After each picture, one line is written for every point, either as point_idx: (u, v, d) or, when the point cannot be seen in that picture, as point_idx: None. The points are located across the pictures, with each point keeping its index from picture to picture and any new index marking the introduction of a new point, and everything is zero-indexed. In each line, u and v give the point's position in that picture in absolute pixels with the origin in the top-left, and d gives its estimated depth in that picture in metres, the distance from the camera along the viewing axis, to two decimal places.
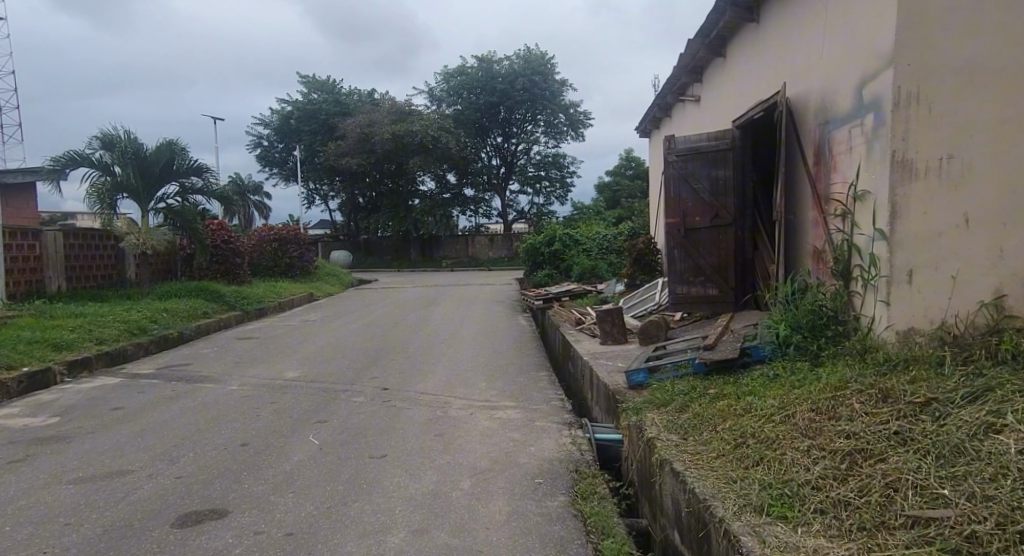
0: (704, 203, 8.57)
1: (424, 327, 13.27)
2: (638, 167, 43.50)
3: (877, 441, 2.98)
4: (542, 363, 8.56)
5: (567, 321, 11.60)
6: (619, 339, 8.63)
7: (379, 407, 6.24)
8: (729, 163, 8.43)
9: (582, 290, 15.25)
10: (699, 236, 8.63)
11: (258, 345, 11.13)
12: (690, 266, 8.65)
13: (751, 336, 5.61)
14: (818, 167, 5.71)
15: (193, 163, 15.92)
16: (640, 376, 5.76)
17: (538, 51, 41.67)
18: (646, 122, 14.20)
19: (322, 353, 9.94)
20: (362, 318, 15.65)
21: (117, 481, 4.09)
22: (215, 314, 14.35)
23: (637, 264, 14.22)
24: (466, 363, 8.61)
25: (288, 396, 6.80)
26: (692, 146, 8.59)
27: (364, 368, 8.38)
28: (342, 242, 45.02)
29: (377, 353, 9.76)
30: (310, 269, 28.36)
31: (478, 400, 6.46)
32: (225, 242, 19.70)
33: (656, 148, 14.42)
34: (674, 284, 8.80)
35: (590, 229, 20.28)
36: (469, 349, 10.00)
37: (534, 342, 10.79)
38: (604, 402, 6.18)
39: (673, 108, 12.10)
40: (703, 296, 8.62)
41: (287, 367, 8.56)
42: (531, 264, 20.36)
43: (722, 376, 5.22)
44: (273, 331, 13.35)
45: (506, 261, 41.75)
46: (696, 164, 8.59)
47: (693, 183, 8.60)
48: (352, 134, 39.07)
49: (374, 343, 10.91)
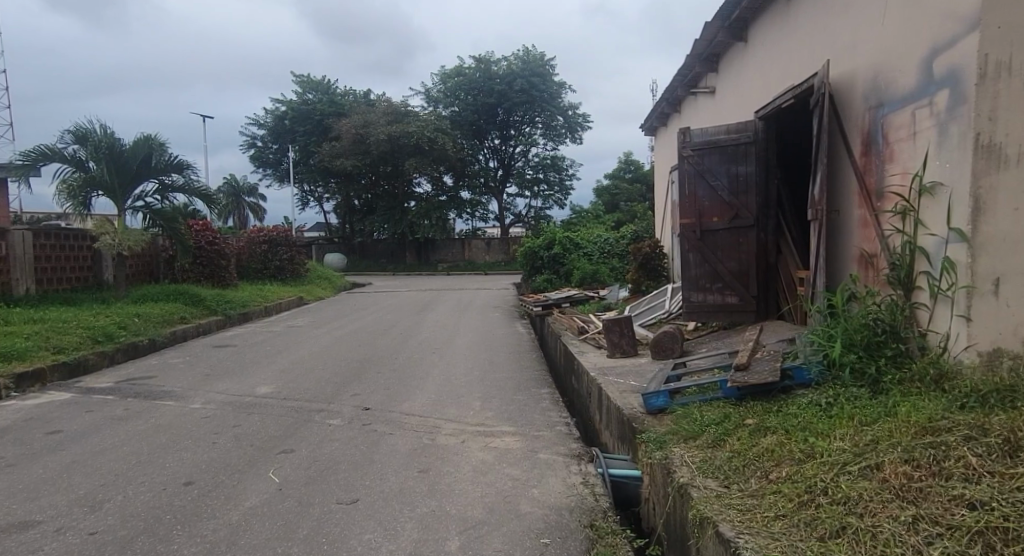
0: (722, 203, 7.80)
1: (416, 334, 12.45)
2: (638, 170, 42.82)
3: (1023, 518, 2.27)
4: (542, 379, 7.75)
5: (570, 330, 10.78)
6: (628, 352, 7.84)
7: (357, 433, 5.41)
8: (750, 158, 7.66)
9: (583, 296, 14.44)
10: (716, 239, 7.86)
11: (235, 354, 10.30)
12: (706, 272, 7.89)
13: (789, 354, 4.83)
14: (867, 157, 4.93)
15: (174, 160, 15.16)
16: (660, 401, 4.97)
17: (537, 51, 40.96)
18: (653, 118, 13.43)
19: (303, 363, 9.11)
20: (351, 324, 14.83)
21: (14, 539, 3.26)
22: (194, 320, 13.52)
23: (642, 269, 13.42)
24: (459, 378, 7.79)
25: (255, 417, 5.97)
26: (709, 140, 7.84)
27: (347, 383, 7.56)
28: (336, 244, 44.15)
29: (362, 365, 8.92)
30: (301, 272, 27.52)
31: (471, 424, 5.63)
32: (209, 243, 18.87)
33: (663, 146, 13.65)
34: (689, 291, 8.02)
35: (591, 232, 19.49)
36: (463, 360, 9.17)
37: (533, 353, 9.97)
38: (617, 428, 5.40)
39: (683, 102, 11.34)
40: (721, 304, 7.84)
41: (260, 380, 7.73)
42: (529, 267, 19.56)
43: (758, 403, 4.43)
44: (255, 338, 12.52)
45: (503, 265, 40.96)
46: (714, 159, 7.82)
47: (710, 180, 7.84)
48: (347, 134, 38.27)
49: (360, 353, 10.08)
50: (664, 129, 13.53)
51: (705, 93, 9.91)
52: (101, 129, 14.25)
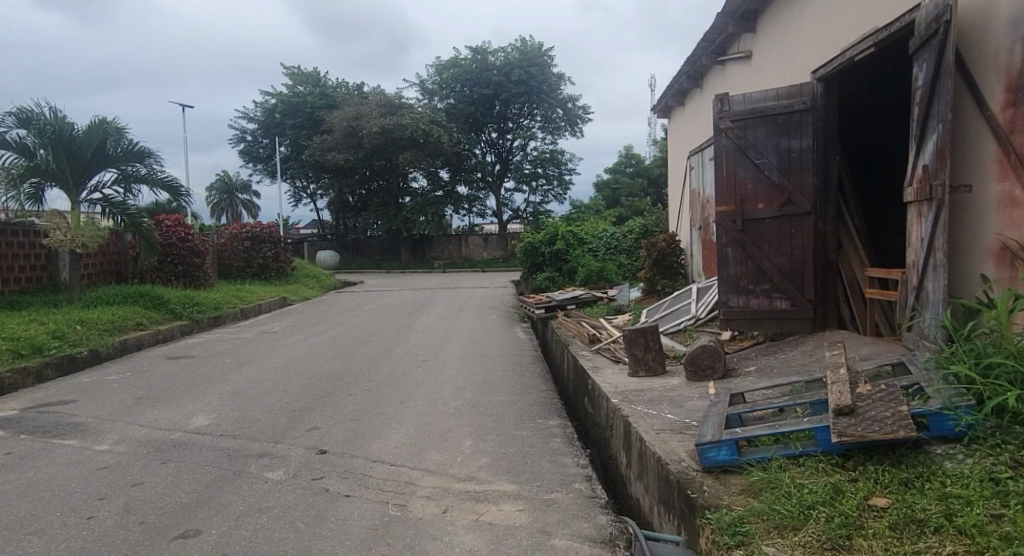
0: (769, 185, 6.37)
1: (403, 342, 10.99)
2: (639, 164, 41.23)
3: None
4: (549, 403, 6.30)
5: (579, 338, 9.35)
6: (656, 371, 6.39)
7: (301, 495, 3.94)
8: (806, 130, 6.20)
9: (590, 297, 12.98)
10: (762, 230, 6.42)
11: (188, 368, 8.83)
12: (748, 270, 6.50)
13: (912, 389, 3.35)
14: (1016, 108, 3.47)
15: (134, 147, 13.98)
16: (722, 456, 3.48)
17: (534, 42, 39.48)
18: (670, 95, 11.97)
19: (263, 381, 7.64)
20: (333, 329, 13.38)
21: None
22: (152, 326, 12.15)
23: (657, 266, 11.96)
24: (447, 404, 6.33)
25: (170, 466, 4.48)
26: (754, 109, 6.39)
27: (308, 411, 6.09)
28: (329, 242, 42.65)
29: (332, 383, 7.46)
30: (287, 270, 26.03)
31: (458, 479, 4.17)
32: (181, 240, 17.50)
33: (682, 126, 12.18)
34: (727, 294, 6.59)
35: (595, 227, 18.02)
36: (453, 377, 7.70)
37: (537, 367, 8.50)
38: (657, 486, 3.94)
39: (709, 72, 9.89)
40: (768, 309, 6.40)
41: (201, 407, 6.26)
42: (529, 265, 18.08)
43: (881, 469, 2.99)
44: (220, 347, 11.06)
45: (501, 262, 39.43)
46: (760, 131, 6.39)
47: (755, 157, 6.40)
48: (338, 127, 36.79)
49: (333, 367, 8.62)
50: (682, 109, 12.08)
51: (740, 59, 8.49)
52: (50, 111, 12.92)
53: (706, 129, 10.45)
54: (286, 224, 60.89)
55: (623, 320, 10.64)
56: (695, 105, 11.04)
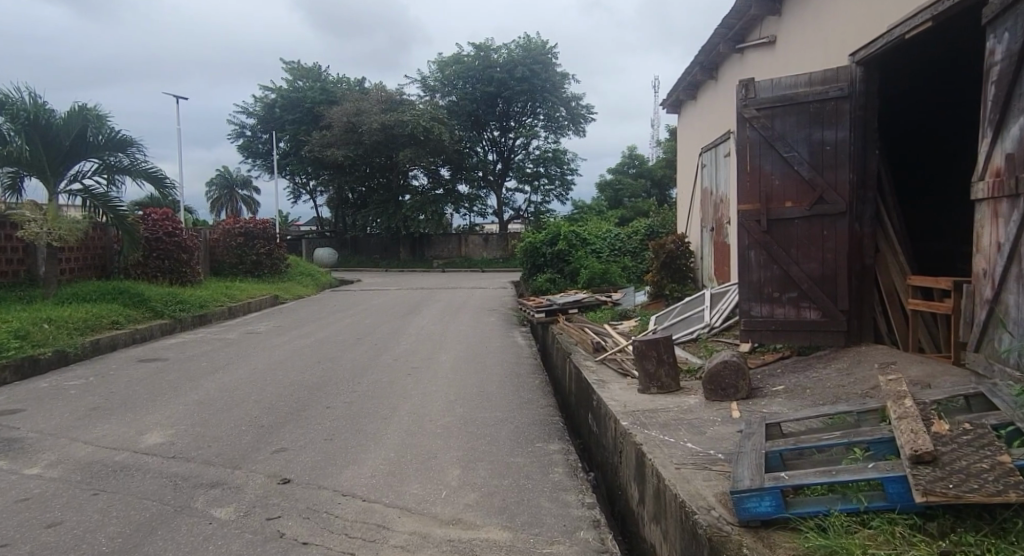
0: (798, 181, 5.70)
1: (393, 347, 10.32)
2: (642, 165, 40.54)
3: None
4: (550, 422, 5.64)
5: (582, 346, 8.71)
6: (669, 389, 5.72)
7: (250, 542, 3.26)
8: (842, 120, 5.54)
9: (593, 301, 12.31)
10: (789, 232, 5.75)
11: (158, 373, 8.17)
12: (773, 276, 5.82)
13: (1006, 431, 2.74)
14: None
15: (117, 134, 13.43)
16: (765, 507, 2.80)
17: (538, 39, 38.86)
18: (681, 87, 11.31)
19: (236, 389, 6.98)
20: (322, 330, 12.72)
21: None
22: (128, 325, 11.53)
23: (664, 269, 11.30)
24: (434, 421, 5.65)
25: (102, 498, 3.82)
26: (783, 95, 5.72)
27: (278, 427, 5.43)
28: (327, 239, 41.98)
29: (311, 393, 6.79)
30: (281, 268, 25.38)
31: (440, 523, 3.50)
32: (168, 235, 16.93)
33: (694, 121, 11.55)
34: (748, 302, 5.93)
35: (599, 228, 17.37)
36: (444, 389, 7.03)
37: (536, 377, 7.84)
38: (679, 537, 3.27)
39: (726, 62, 9.24)
40: (794, 320, 5.72)
41: (160, 421, 5.60)
42: (530, 266, 17.43)
43: (983, 540, 2.35)
44: (199, 349, 10.40)
45: (501, 262, 38.75)
46: (790, 121, 5.71)
47: (783, 150, 5.73)
48: (338, 123, 36.15)
49: (315, 374, 7.96)
50: (694, 102, 11.42)
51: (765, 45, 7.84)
52: (26, 96, 12.34)
53: (720, 123, 9.81)
54: (286, 220, 60.27)
55: (629, 327, 9.99)
56: (709, 98, 10.40)
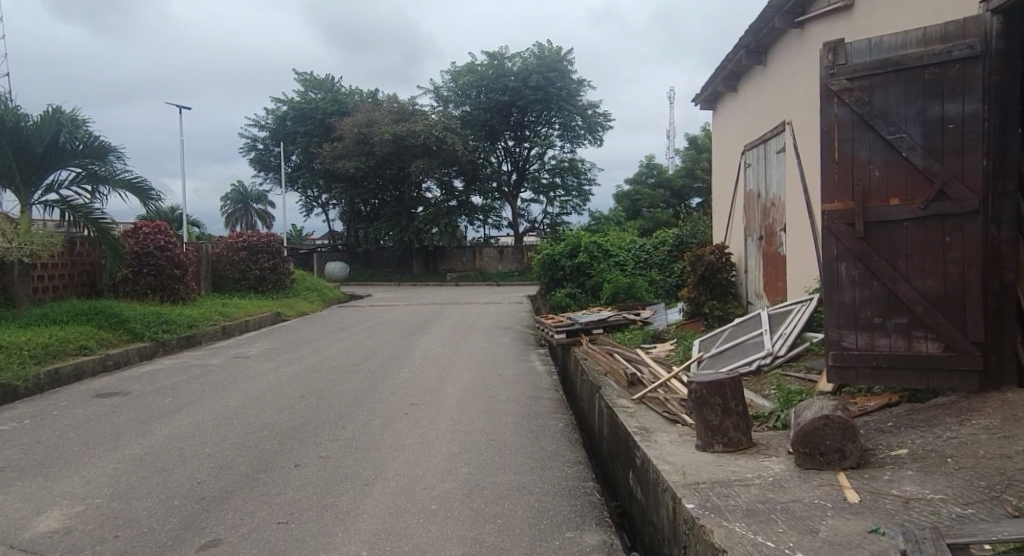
0: (908, 171, 4.33)
1: (394, 376, 9.02)
2: (661, 174, 39.11)
3: None
4: (581, 495, 4.28)
5: (614, 378, 7.39)
6: (740, 447, 4.34)
7: None
8: (971, 88, 4.16)
9: (620, 321, 10.95)
10: (895, 239, 4.38)
11: (112, 412, 6.92)
12: (875, 296, 4.45)
13: None
14: None
15: (97, 140, 12.35)
16: None
17: (554, 47, 37.74)
18: (721, 77, 9.98)
19: (192, 437, 5.70)
20: (317, 354, 11.45)
21: None
22: (99, 350, 10.36)
23: (703, 284, 9.94)
24: (429, 490, 4.32)
25: None
26: (885, 59, 4.38)
27: (223, 501, 4.11)
28: (339, 253, 40.96)
29: (282, 444, 5.48)
30: (286, 283, 24.25)
31: None
32: (159, 249, 15.96)
33: (735, 115, 10.21)
34: (838, 330, 4.56)
35: (622, 238, 16.07)
36: (447, 437, 5.71)
37: (560, 417, 6.51)
38: None
39: (780, 42, 7.93)
40: (906, 355, 4.34)
41: (74, 490, 4.31)
42: (548, 280, 16.14)
43: None
44: (174, 378, 9.17)
45: (517, 275, 37.44)
46: (897, 92, 4.35)
47: (886, 130, 4.37)
48: (349, 134, 35.19)
49: (295, 413, 6.68)
50: (736, 94, 10.11)
51: (843, 14, 6.52)
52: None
53: (770, 113, 8.50)
54: (299, 234, 59.41)
55: (665, 352, 8.65)
56: (755, 87, 9.08)
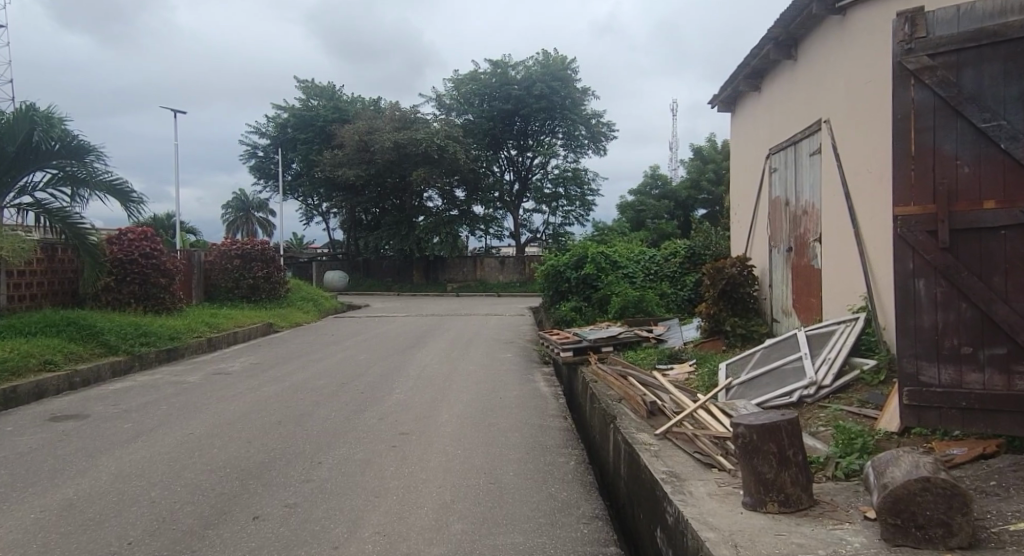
0: (1007, 167, 3.54)
1: (385, 398, 8.18)
2: (666, 186, 38.34)
3: None
4: None
5: (630, 406, 6.57)
6: (800, 507, 3.49)
7: None
8: None
9: (631, 338, 10.11)
10: (990, 250, 3.59)
11: (60, 440, 6.09)
12: (963, 320, 3.66)
13: None
14: None
15: (75, 140, 11.58)
16: None
17: (558, 55, 37.04)
18: (743, 75, 9.17)
19: (141, 475, 4.87)
20: (305, 371, 10.62)
21: None
22: (66, 366, 9.54)
23: (723, 299, 9.14)
24: None
25: None
26: (978, 29, 3.60)
27: None
28: (338, 262, 40.18)
29: (244, 488, 4.65)
30: (281, 292, 23.47)
31: None
32: (143, 256, 15.18)
33: (757, 116, 9.40)
34: (915, 362, 3.78)
35: (630, 249, 15.28)
36: (439, 480, 4.87)
37: (570, 453, 5.69)
38: None
39: (816, 32, 7.13)
40: (1004, 394, 3.56)
41: None
42: (553, 292, 15.34)
43: None
44: (144, 397, 8.34)
45: (519, 287, 36.59)
46: (993, 69, 3.57)
47: (979, 117, 3.58)
48: (349, 142, 34.48)
49: (268, 445, 5.85)
50: (759, 93, 9.31)
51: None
52: None
53: (801, 112, 7.69)
54: (298, 243, 58.67)
55: (685, 376, 7.83)
56: (782, 84, 8.28)
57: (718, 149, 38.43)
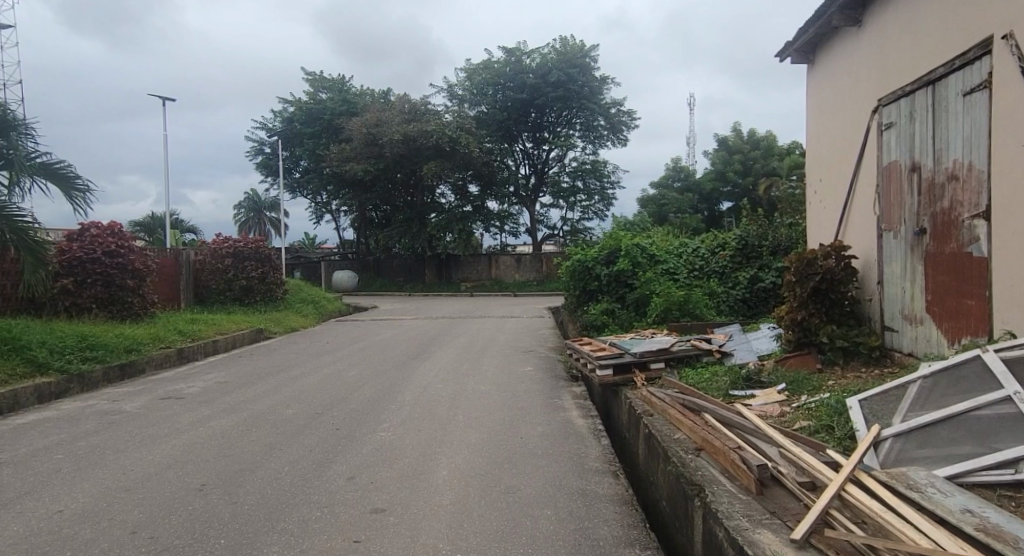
0: None
1: (367, 439, 6.06)
2: (690, 177, 35.95)
3: None
4: None
5: (718, 464, 4.36)
6: None
7: None
8: None
9: (687, 351, 7.89)
10: None
11: None
12: None
13: None
14: None
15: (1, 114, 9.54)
16: None
17: (578, 41, 34.66)
18: (838, 5, 6.97)
19: None
20: (277, 394, 8.47)
21: None
22: None
23: (814, 302, 6.91)
24: None
25: None
26: None
27: None
28: (349, 261, 38.16)
29: None
30: (278, 295, 21.40)
31: None
32: (107, 254, 13.23)
33: (857, 61, 7.17)
34: None
35: (669, 241, 13.10)
36: None
37: None
38: None
39: None
40: None
41: None
42: (580, 292, 13.17)
43: None
44: (46, 438, 6.23)
45: (536, 286, 34.36)
46: None
47: None
48: (357, 135, 32.39)
49: (160, 541, 3.73)
50: (859, 30, 7.10)
51: None
52: None
53: (947, 38, 5.48)
54: (309, 243, 56.76)
55: (779, 410, 5.58)
56: (908, 5, 6.07)
57: (745, 137, 35.88)
